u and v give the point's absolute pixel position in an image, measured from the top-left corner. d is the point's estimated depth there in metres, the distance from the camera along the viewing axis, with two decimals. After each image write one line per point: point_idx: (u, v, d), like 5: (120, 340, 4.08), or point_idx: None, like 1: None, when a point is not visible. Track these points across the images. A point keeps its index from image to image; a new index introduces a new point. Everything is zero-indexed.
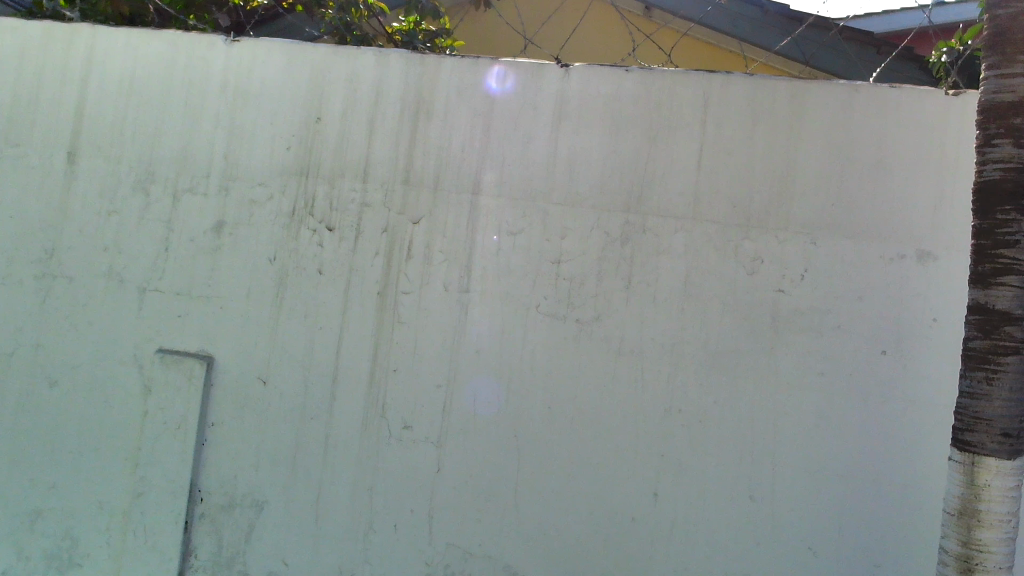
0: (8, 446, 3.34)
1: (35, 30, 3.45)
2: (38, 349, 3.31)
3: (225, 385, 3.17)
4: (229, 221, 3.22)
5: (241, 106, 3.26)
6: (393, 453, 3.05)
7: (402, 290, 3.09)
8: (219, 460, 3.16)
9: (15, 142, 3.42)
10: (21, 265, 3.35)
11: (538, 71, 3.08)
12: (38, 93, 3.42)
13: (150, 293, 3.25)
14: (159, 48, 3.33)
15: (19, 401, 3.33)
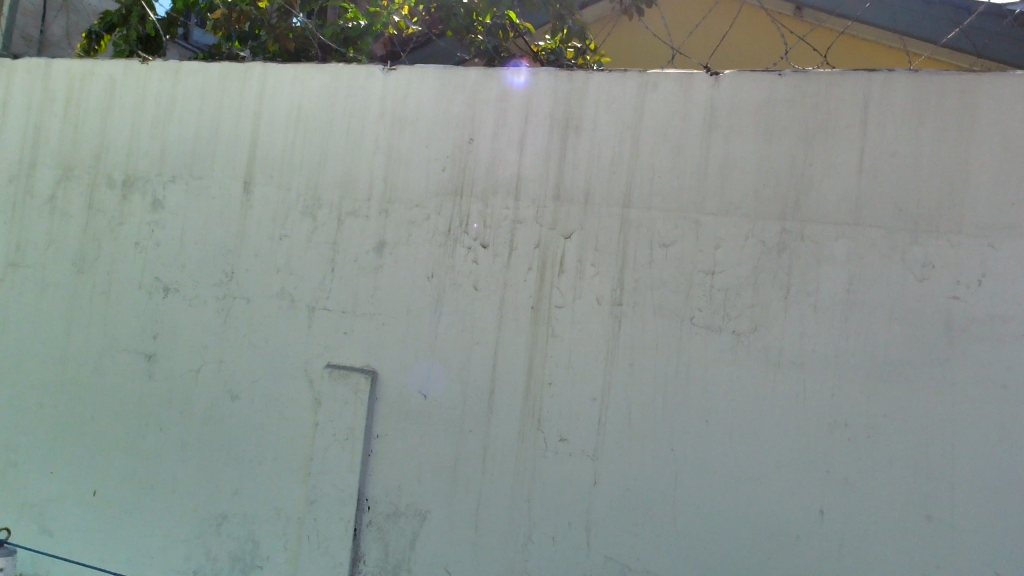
0: (195, 454, 3.60)
1: (214, 71, 3.75)
2: (222, 365, 3.58)
3: (388, 398, 3.30)
4: (390, 241, 3.37)
5: (398, 130, 3.41)
6: (550, 466, 3.08)
7: (555, 304, 3.13)
8: (384, 470, 3.29)
9: (198, 175, 3.72)
10: (206, 287, 3.64)
11: (687, 81, 3.05)
12: (217, 129, 3.71)
13: (319, 311, 3.45)
14: (324, 81, 3.54)
15: (205, 413, 3.59)
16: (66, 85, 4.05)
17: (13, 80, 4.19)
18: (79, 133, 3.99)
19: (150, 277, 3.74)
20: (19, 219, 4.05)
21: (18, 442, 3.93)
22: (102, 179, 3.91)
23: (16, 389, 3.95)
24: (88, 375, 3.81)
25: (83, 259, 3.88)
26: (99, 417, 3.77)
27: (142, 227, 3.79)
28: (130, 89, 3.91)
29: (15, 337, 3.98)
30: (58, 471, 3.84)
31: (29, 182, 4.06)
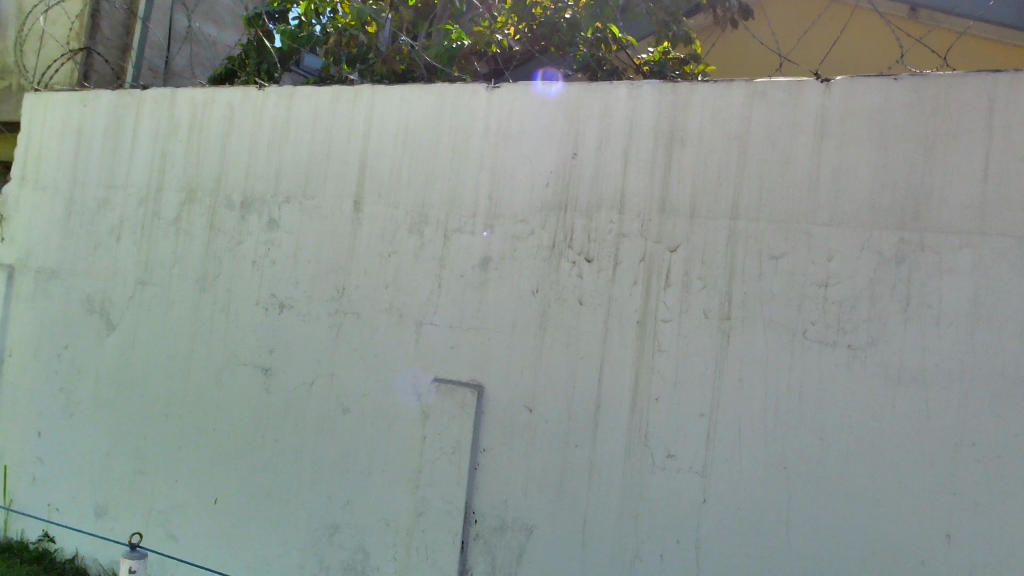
0: (309, 465, 3.71)
1: (325, 94, 3.89)
2: (334, 379, 3.69)
3: (495, 412, 3.33)
4: (495, 257, 3.41)
5: (502, 146, 3.45)
6: (657, 482, 3.04)
7: (661, 318, 3.09)
8: (491, 484, 3.32)
9: (310, 195, 3.86)
10: (319, 303, 3.77)
11: (796, 88, 2.98)
12: (328, 150, 3.85)
13: (426, 326, 3.51)
14: (430, 100, 3.62)
15: (318, 425, 3.70)
16: (189, 113, 4.28)
17: (141, 110, 4.45)
18: (201, 158, 4.20)
19: (266, 294, 3.90)
20: (148, 240, 4.29)
21: (145, 451, 4.14)
22: (222, 201, 4.10)
23: (144, 401, 4.18)
24: (209, 389, 3.99)
25: (205, 277, 4.08)
26: (219, 429, 3.94)
27: (258, 246, 3.95)
28: (247, 115, 4.10)
29: (143, 352, 4.21)
30: (181, 479, 4.02)
31: (155, 205, 4.30)
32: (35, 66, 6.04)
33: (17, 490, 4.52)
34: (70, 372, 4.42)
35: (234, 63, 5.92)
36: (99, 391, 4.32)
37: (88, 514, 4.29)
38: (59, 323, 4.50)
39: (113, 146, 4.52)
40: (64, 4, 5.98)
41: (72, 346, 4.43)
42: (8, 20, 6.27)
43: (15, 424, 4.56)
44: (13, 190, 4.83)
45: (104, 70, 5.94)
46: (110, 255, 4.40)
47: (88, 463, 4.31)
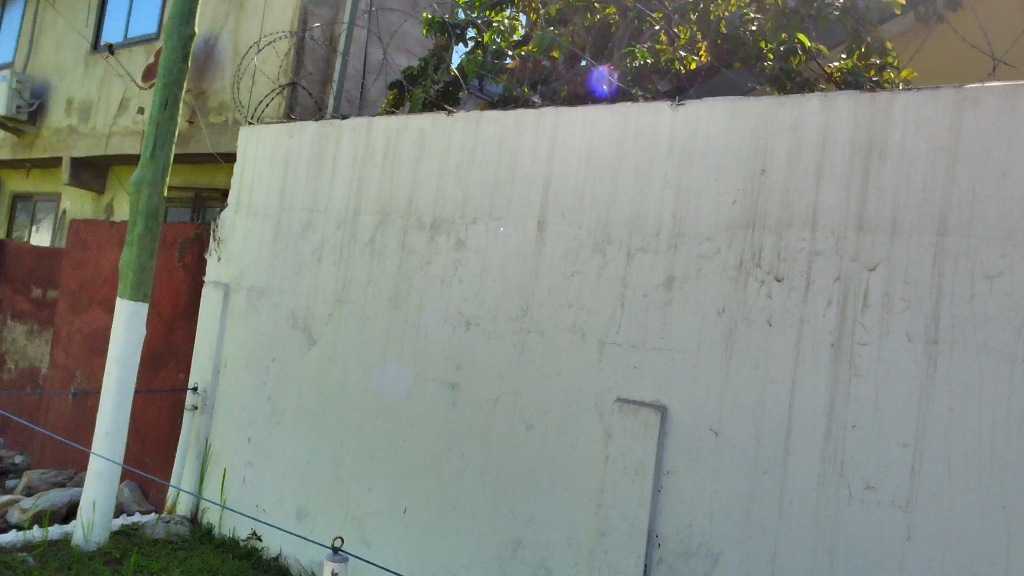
0: (493, 479, 3.79)
1: (511, 117, 3.99)
2: (517, 396, 3.76)
3: (680, 435, 3.28)
4: (679, 276, 3.36)
5: (687, 164, 3.40)
6: (855, 514, 2.87)
7: (858, 341, 2.94)
8: (675, 507, 3.25)
9: (496, 216, 3.97)
10: (503, 321, 3.86)
11: (1014, 93, 2.74)
12: (514, 171, 3.94)
13: (609, 345, 3.52)
14: (613, 120, 3.64)
15: (502, 441, 3.79)
16: (384, 140, 4.52)
17: (340, 138, 4.76)
18: (394, 182, 4.43)
19: (454, 312, 4.05)
20: (346, 260, 4.57)
21: (342, 460, 4.38)
22: (414, 223, 4.30)
23: (341, 412, 4.43)
24: (400, 401, 4.18)
25: (397, 295, 4.29)
26: (409, 441, 4.12)
27: (447, 266, 4.11)
28: (437, 140, 4.27)
29: (341, 365, 4.47)
30: (374, 487, 4.23)
31: (353, 227, 4.57)
32: (248, 102, 6.60)
33: (230, 491, 4.91)
34: (276, 383, 4.76)
35: (411, 76, 6.17)
36: (301, 401, 4.63)
37: (292, 516, 4.59)
38: (267, 337, 4.87)
39: (316, 173, 4.86)
40: (274, 44, 6.51)
41: (279, 359, 4.78)
42: (227, 61, 6.91)
43: (229, 430, 4.96)
44: (229, 216, 5.29)
45: (308, 102, 6.42)
46: (312, 275, 4.71)
47: (291, 468, 4.62)
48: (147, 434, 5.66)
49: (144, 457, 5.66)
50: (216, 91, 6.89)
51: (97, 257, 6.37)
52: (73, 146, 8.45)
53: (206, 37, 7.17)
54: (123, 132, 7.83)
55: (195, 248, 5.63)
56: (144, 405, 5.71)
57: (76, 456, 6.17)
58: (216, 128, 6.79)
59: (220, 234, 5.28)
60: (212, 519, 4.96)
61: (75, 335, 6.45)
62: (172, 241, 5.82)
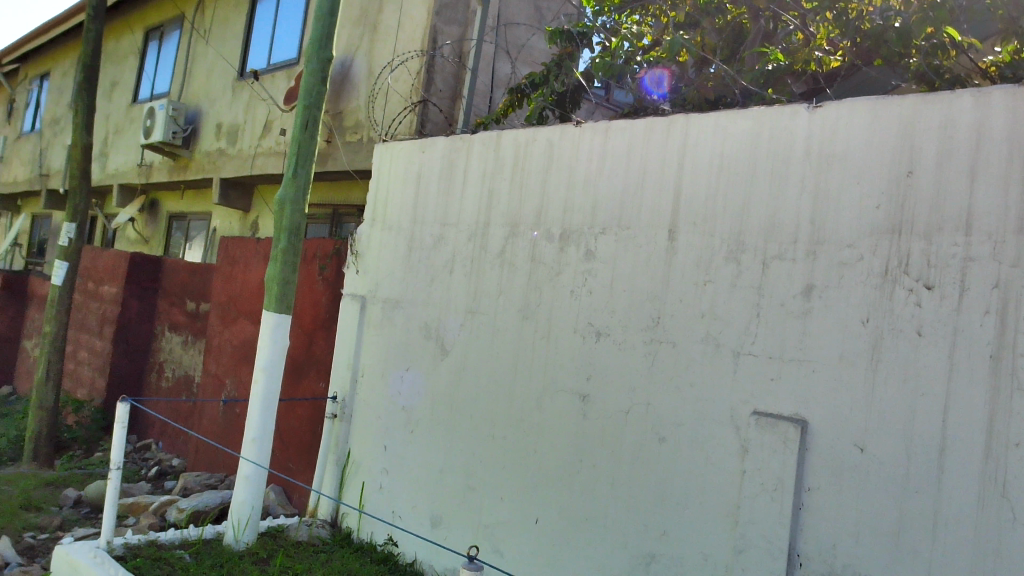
0: (627, 492, 3.74)
1: (640, 126, 3.96)
2: (650, 408, 3.71)
3: (822, 450, 3.14)
4: (820, 284, 3.23)
5: (826, 168, 3.27)
6: (1020, 540, 2.66)
7: (1021, 352, 2.73)
8: (817, 525, 3.12)
9: (626, 225, 3.94)
10: (635, 332, 3.82)
11: None
12: (643, 180, 3.90)
13: (744, 356, 3.42)
14: (746, 124, 3.54)
15: (634, 453, 3.74)
16: (512, 153, 4.58)
17: (470, 153, 4.84)
18: (523, 194, 4.47)
19: (584, 322, 4.04)
20: (477, 272, 4.64)
21: (474, 469, 4.44)
22: (543, 234, 4.32)
23: (473, 422, 4.49)
24: (531, 412, 4.20)
25: (528, 306, 4.32)
26: (539, 451, 4.13)
27: (576, 276, 4.11)
28: (565, 150, 4.29)
29: (473, 376, 4.54)
30: (506, 497, 4.26)
31: (483, 239, 4.64)
32: (382, 119, 6.84)
33: (368, 497, 5.06)
34: (411, 393, 4.88)
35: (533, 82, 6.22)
36: (434, 410, 4.73)
37: (426, 523, 4.70)
38: (401, 347, 5.01)
39: (447, 186, 4.97)
40: (406, 63, 6.72)
41: (412, 368, 4.91)
42: (362, 81, 7.18)
43: (367, 438, 5.13)
44: (365, 230, 5.47)
45: (438, 118, 6.58)
46: (445, 287, 4.82)
47: (425, 476, 4.72)
48: (290, 441, 5.92)
49: (287, 462, 5.93)
50: (352, 110, 7.18)
51: (244, 271, 6.74)
52: (222, 168, 8.99)
53: (342, 59, 7.48)
54: (267, 153, 8.27)
55: (334, 262, 5.86)
56: (288, 412, 5.98)
57: (226, 459, 6.52)
58: (352, 146, 7.06)
59: (357, 248, 5.47)
60: (351, 523, 5.13)
61: (225, 345, 6.83)
62: (313, 255, 6.09)
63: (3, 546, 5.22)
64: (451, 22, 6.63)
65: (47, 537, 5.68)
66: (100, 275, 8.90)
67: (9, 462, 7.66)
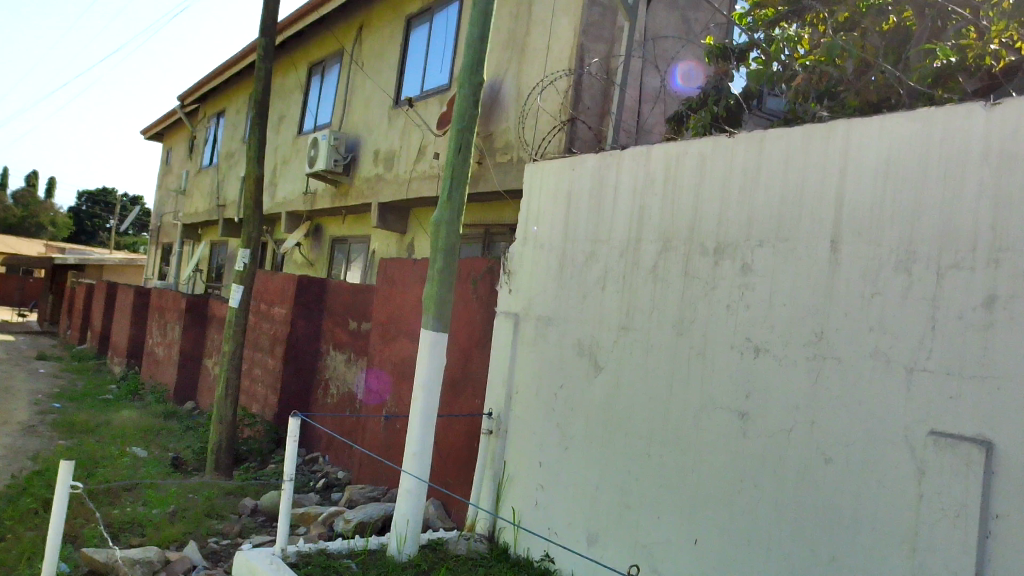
0: (792, 514, 3.58)
1: (798, 134, 3.82)
2: (815, 427, 3.55)
3: (1011, 474, 2.89)
4: (1003, 295, 3.00)
5: (1006, 170, 3.04)
6: None
7: None
8: (1007, 557, 2.87)
9: (785, 237, 3.80)
10: (796, 347, 3.67)
11: None
12: (802, 189, 3.76)
13: (919, 373, 3.22)
14: (913, 127, 3.35)
15: (797, 473, 3.58)
16: (663, 167, 4.53)
17: (621, 168, 4.83)
18: (675, 208, 4.41)
19: (742, 338, 3.93)
20: (629, 287, 4.62)
21: (630, 487, 4.40)
22: (697, 248, 4.24)
23: (629, 439, 4.45)
24: (687, 430, 4.12)
25: (682, 322, 4.25)
26: (697, 470, 4.04)
27: (733, 291, 4.01)
28: (719, 162, 4.20)
29: (627, 393, 4.50)
30: (663, 517, 4.18)
31: (635, 255, 4.61)
32: (531, 139, 6.94)
33: (525, 513, 5.11)
34: (564, 410, 4.91)
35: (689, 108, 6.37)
36: (589, 427, 4.72)
37: (583, 541, 4.68)
38: (555, 365, 5.04)
39: (597, 203, 4.97)
40: (554, 83, 6.79)
41: (566, 386, 4.93)
42: (511, 103, 7.33)
43: (523, 454, 5.19)
44: (517, 249, 5.58)
45: (587, 136, 6.62)
46: (597, 303, 4.81)
47: (580, 493, 4.72)
48: (448, 456, 6.07)
49: (446, 477, 6.09)
50: (502, 132, 7.34)
51: (402, 291, 6.99)
52: (380, 193, 9.39)
53: (492, 82, 7.67)
54: (422, 177, 8.56)
55: (487, 280, 5.99)
56: (446, 428, 6.14)
57: (388, 473, 6.76)
58: (503, 167, 7.21)
59: (509, 266, 5.58)
60: (508, 539, 5.19)
61: (385, 363, 7.11)
62: (467, 274, 6.24)
63: (191, 550, 5.61)
64: (597, 40, 6.66)
65: (228, 543, 6.08)
66: (272, 297, 9.48)
67: (194, 472, 8.27)
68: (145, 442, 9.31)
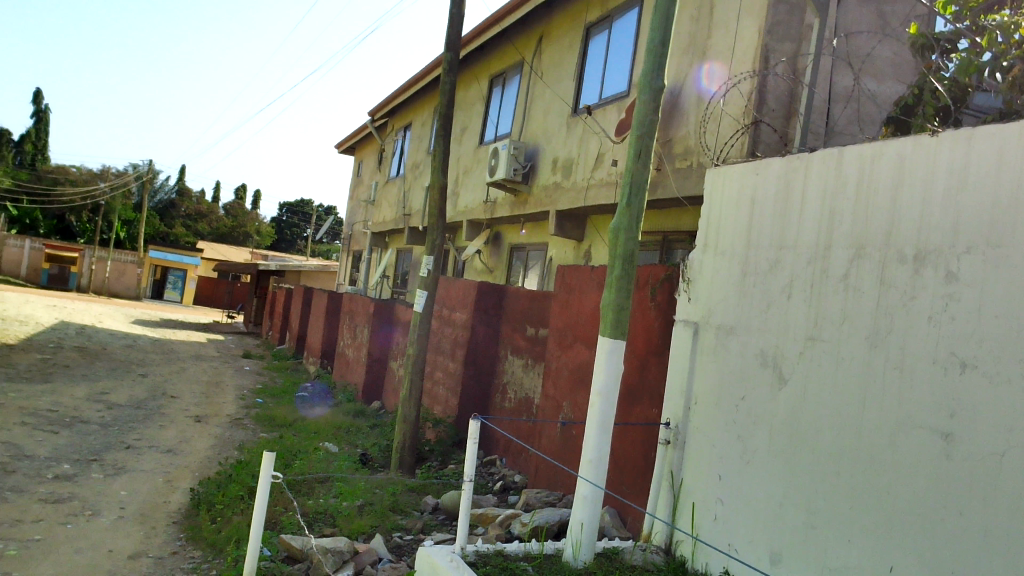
0: (1002, 548, 3.25)
1: (1012, 130, 3.47)
2: None
3: None
4: None
5: None
6: None
7: None
8: None
9: (996, 244, 3.48)
10: (1010, 364, 3.34)
11: None
12: (1018, 191, 3.41)
13: None
14: None
15: (1009, 502, 3.25)
16: (857, 170, 4.28)
17: (809, 172, 4.61)
18: (869, 213, 4.15)
19: (945, 353, 3.63)
20: (817, 297, 4.40)
21: (817, 506, 4.17)
22: (894, 256, 3.97)
23: (815, 456, 4.23)
24: (882, 449, 3.86)
25: (877, 334, 3.99)
26: (893, 492, 3.77)
27: (935, 301, 3.72)
28: (920, 164, 3.91)
29: (815, 407, 4.28)
30: (855, 540, 3.93)
31: (825, 262, 4.39)
32: (713, 143, 6.78)
33: (704, 527, 4.97)
34: (747, 423, 4.74)
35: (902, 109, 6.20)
36: (772, 441, 4.53)
37: (765, 560, 4.48)
38: (738, 376, 4.88)
39: (783, 209, 4.77)
40: (737, 85, 6.58)
41: (748, 398, 4.77)
42: (691, 108, 7.20)
43: (702, 466, 5.06)
44: (698, 256, 5.49)
45: (772, 139, 6.39)
46: (782, 313, 4.62)
47: (762, 509, 4.53)
48: (625, 464, 6.03)
49: (622, 485, 6.05)
50: (682, 137, 7.23)
51: (580, 298, 7.02)
52: (558, 201, 9.48)
53: (672, 88, 7.56)
54: (599, 184, 8.56)
55: (666, 288, 5.89)
56: (623, 436, 6.11)
57: (563, 478, 6.80)
58: (683, 173, 7.10)
59: (689, 274, 5.50)
60: (686, 552, 5.07)
61: (562, 369, 7.15)
62: (646, 282, 6.17)
63: (377, 543, 5.89)
64: (784, 40, 6.40)
65: (411, 538, 6.33)
66: (453, 302, 9.80)
67: (380, 468, 8.68)
68: (336, 438, 9.87)
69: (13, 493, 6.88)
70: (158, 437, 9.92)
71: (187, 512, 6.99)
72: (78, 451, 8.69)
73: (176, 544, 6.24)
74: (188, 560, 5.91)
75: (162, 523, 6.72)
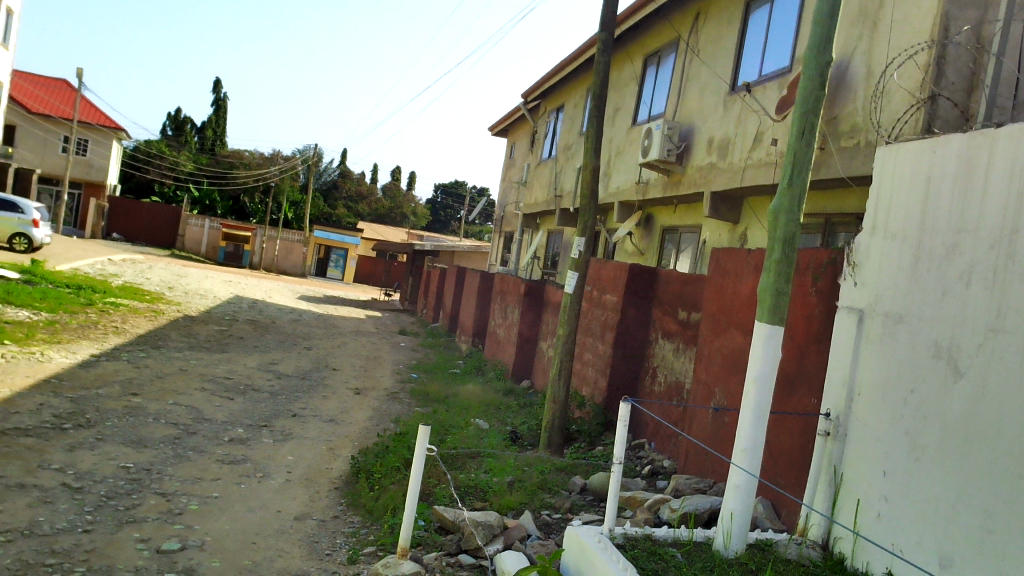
0: None
1: None
2: None
3: None
4: None
5: None
6: None
7: None
8: None
9: None
10: None
11: None
12: None
13: None
14: None
15: None
16: None
17: (994, 149, 4.25)
18: None
19: None
20: (1001, 285, 4.06)
21: (994, 510, 3.87)
22: None
23: (994, 455, 3.92)
24: None
25: None
26: None
27: None
28: None
29: (996, 404, 3.96)
30: None
31: (1010, 248, 4.03)
32: (884, 120, 6.39)
33: (866, 524, 4.73)
34: (917, 417, 4.46)
35: None
36: (945, 437, 4.24)
37: (933, 563, 4.20)
38: (907, 368, 4.60)
39: (963, 190, 4.43)
40: (913, 58, 6.17)
41: (919, 392, 4.48)
42: (859, 84, 6.83)
43: (865, 461, 4.81)
44: (865, 240, 5.21)
45: (950, 115, 5.96)
46: (960, 301, 4.31)
47: (932, 508, 4.26)
48: (781, 454, 5.83)
49: (777, 476, 5.86)
50: (849, 114, 6.86)
51: (735, 282, 6.82)
52: (714, 182, 9.23)
53: (839, 62, 7.18)
54: (758, 164, 8.26)
55: (829, 273, 5.63)
56: (779, 425, 5.91)
57: (714, 466, 6.66)
58: (850, 152, 6.74)
59: (855, 258, 5.23)
60: (845, 549, 4.84)
61: (715, 354, 6.99)
62: (807, 266, 5.92)
63: (526, 520, 5.98)
64: (967, 6, 5.91)
65: (560, 517, 6.38)
66: (604, 284, 9.77)
67: (529, 446, 8.80)
68: (487, 415, 10.08)
69: (195, 452, 7.47)
70: (322, 407, 10.48)
71: (347, 479, 7.36)
72: (251, 416, 9.32)
73: (337, 508, 6.59)
74: (348, 524, 6.22)
75: (325, 487, 7.11)
